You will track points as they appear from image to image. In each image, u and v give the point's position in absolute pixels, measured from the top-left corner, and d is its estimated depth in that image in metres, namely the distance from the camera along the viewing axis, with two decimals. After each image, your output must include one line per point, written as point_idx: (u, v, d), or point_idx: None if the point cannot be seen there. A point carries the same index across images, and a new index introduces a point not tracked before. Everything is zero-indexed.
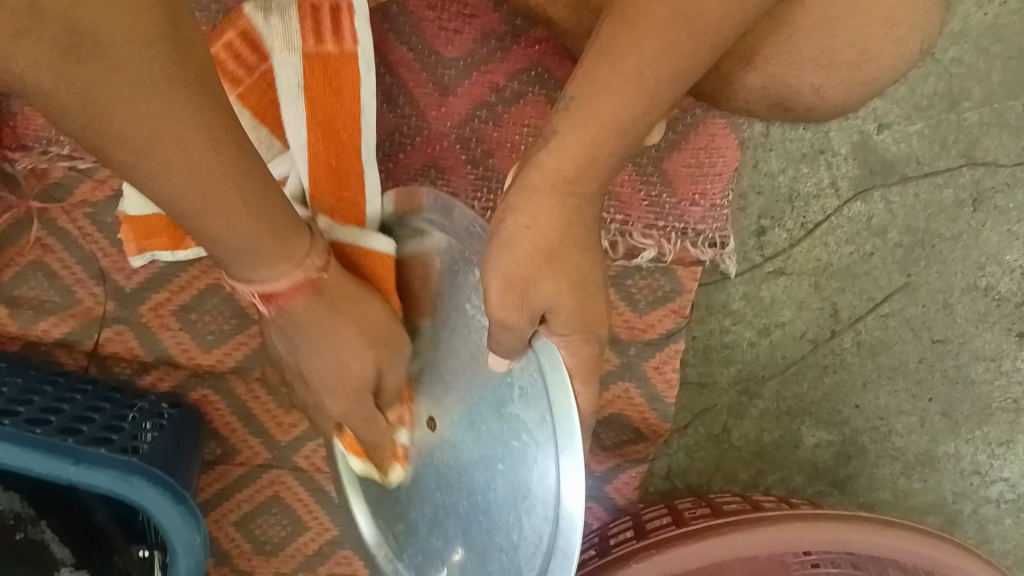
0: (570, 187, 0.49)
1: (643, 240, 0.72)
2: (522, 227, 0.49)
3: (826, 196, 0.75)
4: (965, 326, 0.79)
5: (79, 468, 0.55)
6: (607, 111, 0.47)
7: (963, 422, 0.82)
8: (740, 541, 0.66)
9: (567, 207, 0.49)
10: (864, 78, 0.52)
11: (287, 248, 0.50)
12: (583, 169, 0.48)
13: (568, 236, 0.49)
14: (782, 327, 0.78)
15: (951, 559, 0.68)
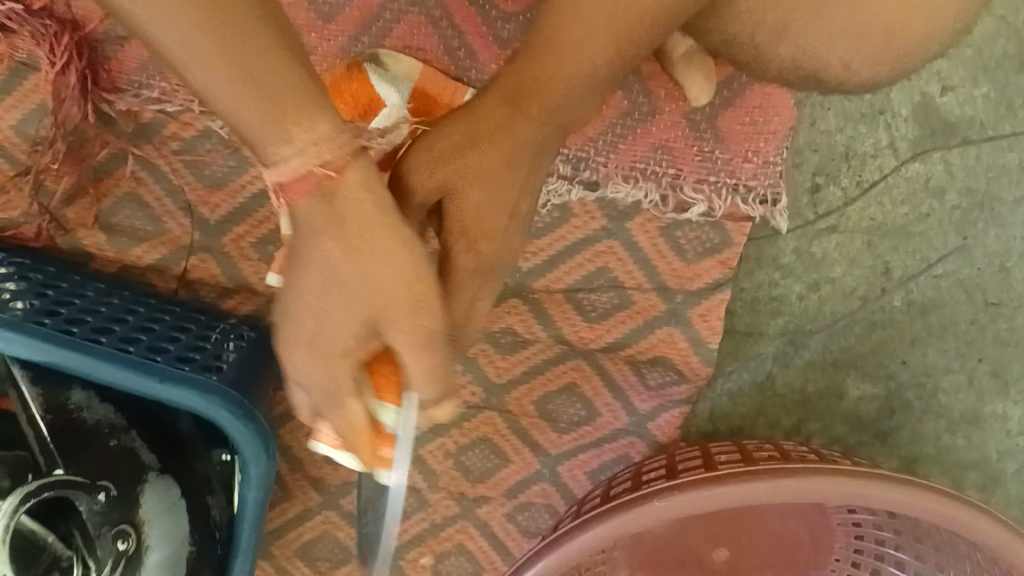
0: (519, 105, 0.54)
1: (694, 194, 0.74)
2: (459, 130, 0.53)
3: (883, 155, 0.75)
4: (1021, 290, 0.79)
5: (162, 386, 0.64)
6: (566, 38, 0.52)
7: (1012, 383, 0.83)
8: (759, 487, 0.71)
9: (510, 123, 0.54)
10: (900, 55, 0.55)
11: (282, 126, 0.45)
12: (531, 88, 0.53)
13: (501, 151, 0.53)
14: (831, 283, 0.79)
15: (967, 518, 0.70)
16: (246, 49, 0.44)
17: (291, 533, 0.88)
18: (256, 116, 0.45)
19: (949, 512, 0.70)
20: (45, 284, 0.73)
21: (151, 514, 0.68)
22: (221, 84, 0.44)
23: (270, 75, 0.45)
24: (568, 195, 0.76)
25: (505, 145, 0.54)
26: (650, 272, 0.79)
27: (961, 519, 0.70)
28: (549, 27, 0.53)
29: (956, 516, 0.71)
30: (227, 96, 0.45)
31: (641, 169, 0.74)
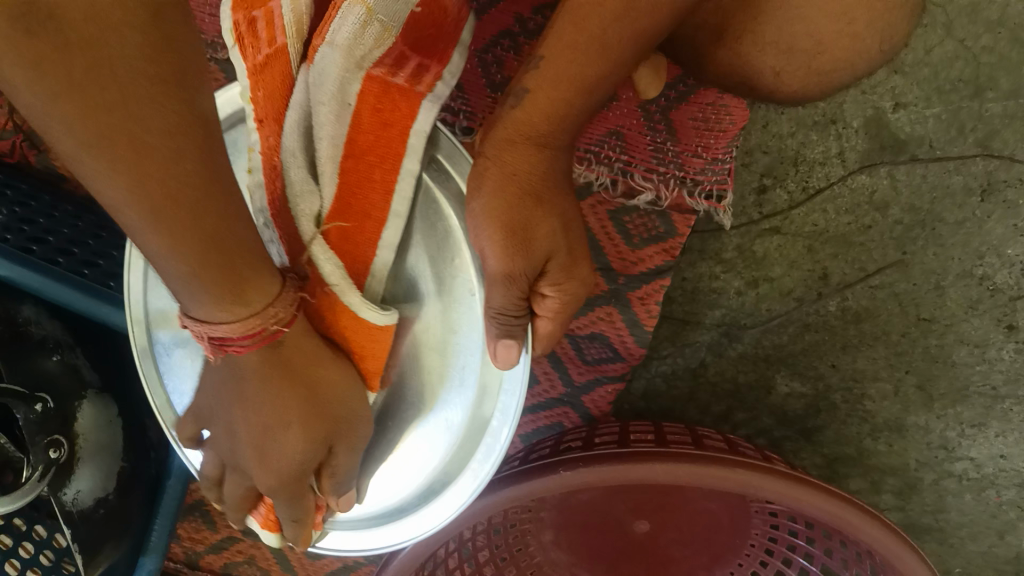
0: (543, 139, 0.57)
1: (638, 181, 0.76)
2: (498, 144, 0.57)
3: (832, 164, 0.78)
4: (955, 310, 0.81)
5: (108, 311, 0.69)
6: (573, 71, 0.54)
7: (937, 398, 0.85)
8: (658, 469, 0.74)
9: (540, 155, 0.57)
10: (826, 70, 0.59)
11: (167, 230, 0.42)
12: (554, 126, 0.57)
13: (525, 185, 0.57)
14: (770, 281, 0.81)
15: (853, 519, 0.76)
16: (157, 198, 0.40)
17: None
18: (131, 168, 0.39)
19: (838, 512, 0.75)
20: (27, 197, 0.78)
21: (85, 428, 0.72)
22: (131, 191, 0.40)
23: (142, 172, 0.39)
24: None
25: (535, 178, 0.57)
26: (596, 253, 0.80)
27: (847, 518, 0.76)
28: (560, 54, 0.54)
29: (840, 518, 0.76)
30: (161, 191, 0.40)
31: (594, 152, 0.76)
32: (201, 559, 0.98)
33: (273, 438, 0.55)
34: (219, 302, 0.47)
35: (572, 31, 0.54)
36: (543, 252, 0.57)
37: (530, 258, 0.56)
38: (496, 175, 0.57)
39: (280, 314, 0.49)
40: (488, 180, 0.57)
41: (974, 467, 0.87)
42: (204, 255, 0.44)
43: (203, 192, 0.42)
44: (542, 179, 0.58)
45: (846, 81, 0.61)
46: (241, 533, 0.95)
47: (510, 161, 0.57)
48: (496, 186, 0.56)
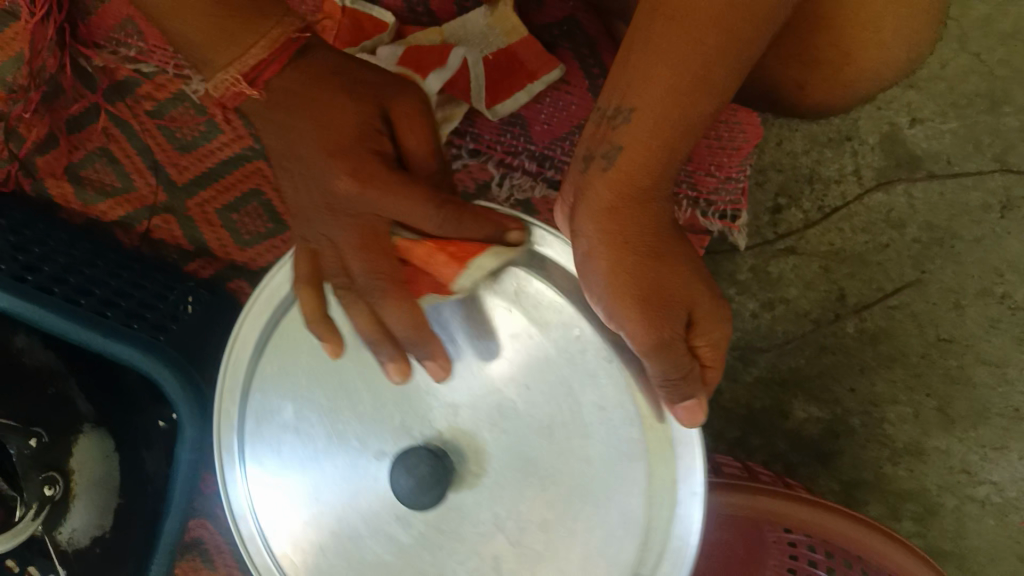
0: (649, 196, 0.48)
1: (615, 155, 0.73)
2: (593, 201, 0.48)
3: (847, 182, 0.77)
4: (974, 329, 0.79)
5: (110, 341, 0.65)
6: (664, 112, 0.45)
7: (958, 420, 0.82)
8: None
9: (651, 214, 0.48)
10: (853, 82, 0.58)
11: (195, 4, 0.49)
12: (656, 177, 0.47)
13: (643, 242, 0.47)
14: (786, 303, 0.79)
15: (879, 548, 0.75)
16: None
17: None
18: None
19: (863, 541, 0.75)
20: (22, 224, 0.75)
21: (82, 464, 0.69)
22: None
23: None
24: (531, 191, 0.74)
25: (652, 229, 0.48)
26: None
27: (872, 548, 0.75)
28: (648, 89, 0.45)
29: (863, 543, 0.75)
30: None
31: None
32: None
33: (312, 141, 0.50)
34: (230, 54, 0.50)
35: (661, 56, 0.44)
36: (687, 305, 0.47)
37: (677, 312, 0.47)
38: (602, 236, 0.47)
39: (295, 24, 0.51)
40: (601, 234, 0.47)
41: (997, 491, 0.83)
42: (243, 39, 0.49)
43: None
44: (655, 222, 0.48)
45: (872, 90, 0.60)
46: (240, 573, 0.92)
47: (622, 220, 0.47)
48: (613, 243, 0.47)
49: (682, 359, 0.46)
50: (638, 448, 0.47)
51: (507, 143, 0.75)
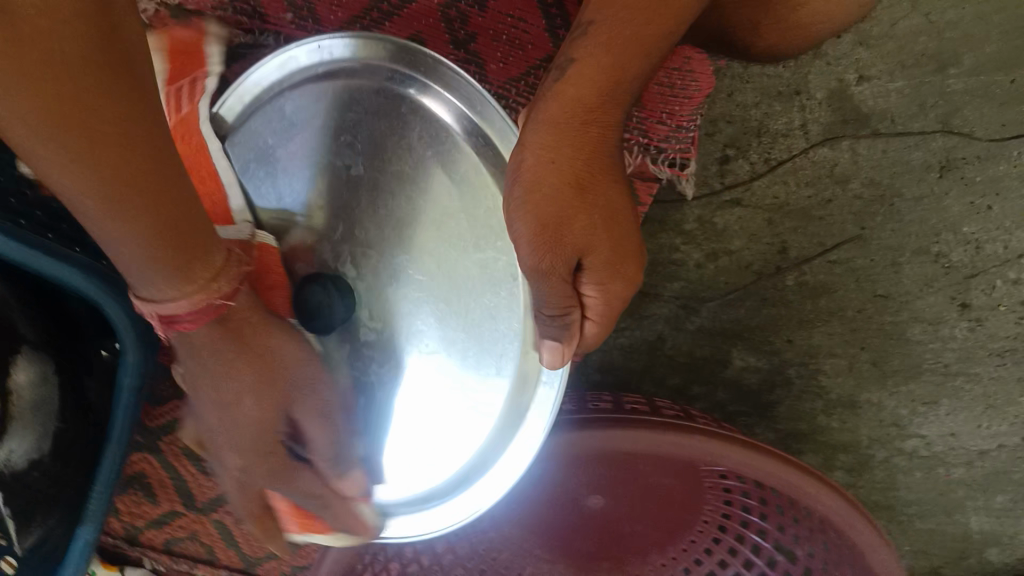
0: (590, 115, 0.55)
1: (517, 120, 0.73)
2: (535, 131, 0.55)
3: (794, 136, 0.78)
4: (910, 287, 0.82)
5: (51, 261, 0.64)
6: (621, 35, 0.54)
7: (890, 374, 0.85)
8: (619, 438, 0.74)
9: (591, 134, 0.55)
10: (805, 24, 0.59)
11: (138, 221, 0.42)
12: (603, 96, 0.55)
13: (580, 162, 0.55)
14: (730, 254, 0.81)
15: (814, 492, 0.76)
16: (127, 193, 0.40)
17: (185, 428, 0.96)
18: (78, 168, 0.38)
19: (799, 483, 0.75)
20: None
21: (20, 385, 0.69)
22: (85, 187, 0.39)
23: (133, 177, 0.40)
24: None
25: (597, 154, 0.55)
26: None
27: (805, 490, 0.75)
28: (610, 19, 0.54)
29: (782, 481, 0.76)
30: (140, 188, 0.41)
31: None
32: (168, 520, 1.01)
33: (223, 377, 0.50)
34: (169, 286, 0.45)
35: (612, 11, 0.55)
36: (574, 250, 0.54)
37: (562, 250, 0.54)
38: (530, 160, 0.55)
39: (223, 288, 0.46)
40: (530, 164, 0.55)
41: (924, 445, 0.88)
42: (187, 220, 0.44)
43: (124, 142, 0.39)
44: (585, 143, 0.55)
45: (823, 36, 0.62)
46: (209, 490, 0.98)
47: (570, 130, 0.55)
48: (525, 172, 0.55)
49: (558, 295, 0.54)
50: (513, 353, 0.62)
51: None
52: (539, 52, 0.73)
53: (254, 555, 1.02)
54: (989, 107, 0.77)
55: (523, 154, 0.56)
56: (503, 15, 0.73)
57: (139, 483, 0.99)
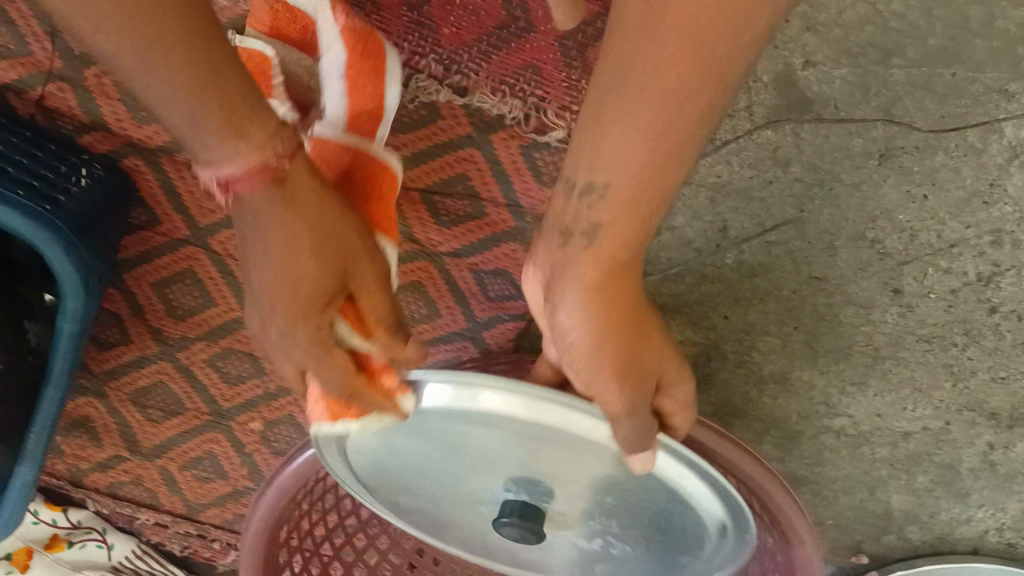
0: (622, 267, 0.51)
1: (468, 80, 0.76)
2: (571, 338, 0.54)
3: (739, 117, 0.80)
4: (845, 270, 0.84)
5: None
6: (625, 186, 0.47)
7: (822, 355, 0.88)
8: None
9: (629, 282, 0.52)
10: None
11: (234, 120, 0.47)
12: (631, 248, 0.50)
13: (627, 308, 0.53)
14: (672, 231, 0.85)
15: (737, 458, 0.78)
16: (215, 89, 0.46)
17: (127, 376, 0.96)
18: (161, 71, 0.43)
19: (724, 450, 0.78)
20: None
21: None
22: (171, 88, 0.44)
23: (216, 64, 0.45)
24: (435, 95, 0.77)
25: (626, 295, 0.53)
26: (504, 186, 0.80)
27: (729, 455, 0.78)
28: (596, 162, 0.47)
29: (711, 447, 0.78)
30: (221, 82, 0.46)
31: (508, 84, 0.75)
32: (111, 463, 1.02)
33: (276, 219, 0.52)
34: (269, 211, 0.52)
35: (613, 166, 0.47)
36: (656, 369, 0.56)
37: (641, 381, 0.55)
38: (583, 331, 0.53)
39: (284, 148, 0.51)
40: (581, 376, 0.56)
41: (851, 424, 0.92)
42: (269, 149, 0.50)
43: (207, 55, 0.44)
44: (622, 304, 0.52)
45: None
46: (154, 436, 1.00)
47: (610, 307, 0.52)
48: (587, 349, 0.54)
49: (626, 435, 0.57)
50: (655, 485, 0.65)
51: (415, 44, 0.76)
52: (492, 19, 0.75)
53: (196, 503, 1.03)
54: (930, 99, 0.78)
55: (580, 343, 0.54)
56: None
57: (83, 427, 1.00)
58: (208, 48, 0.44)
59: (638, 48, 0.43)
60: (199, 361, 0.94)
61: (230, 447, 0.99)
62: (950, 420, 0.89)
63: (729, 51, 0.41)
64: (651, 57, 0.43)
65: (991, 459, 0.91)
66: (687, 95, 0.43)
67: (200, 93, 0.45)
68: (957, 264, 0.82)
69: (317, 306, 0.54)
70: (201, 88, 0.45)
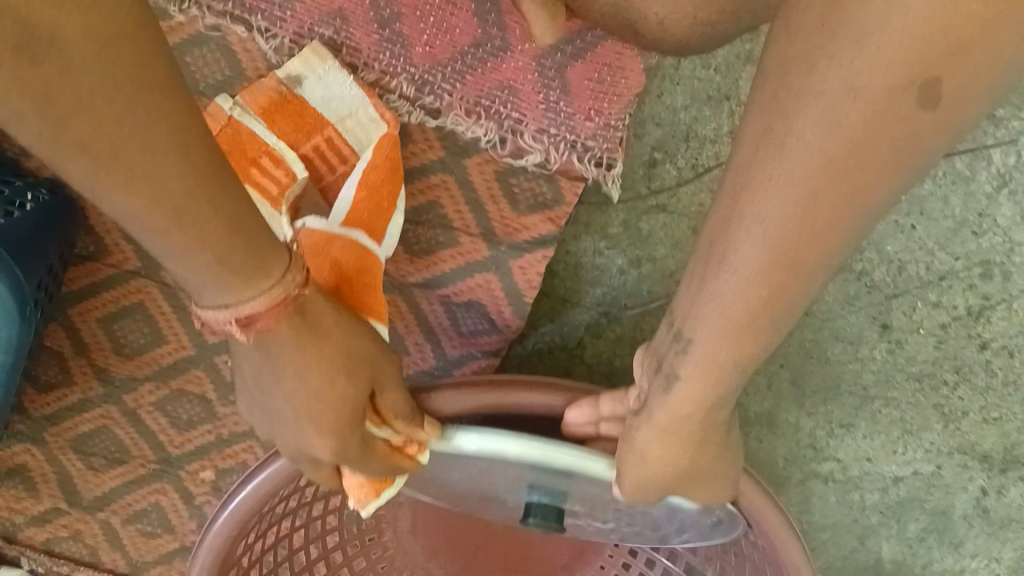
0: (740, 350, 0.53)
1: (443, 104, 0.72)
2: (642, 452, 0.62)
3: (723, 142, 0.75)
4: (832, 305, 0.81)
5: None
6: (765, 260, 0.49)
7: (809, 394, 0.85)
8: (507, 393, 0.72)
9: (736, 363, 0.54)
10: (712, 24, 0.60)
11: (196, 216, 0.44)
12: (757, 333, 0.52)
13: (725, 381, 0.55)
14: (653, 261, 0.79)
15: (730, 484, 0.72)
16: (173, 180, 0.41)
17: (68, 420, 0.89)
18: (105, 163, 0.38)
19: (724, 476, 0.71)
20: None
21: None
22: (126, 191, 0.40)
23: (162, 158, 0.40)
24: (406, 117, 0.73)
25: (740, 360, 0.54)
26: (479, 215, 0.76)
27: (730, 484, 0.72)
28: (732, 239, 0.50)
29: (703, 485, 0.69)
30: (178, 175, 0.41)
31: (484, 105, 0.71)
32: (48, 518, 0.94)
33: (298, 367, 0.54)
34: (238, 289, 0.49)
35: (764, 225, 0.48)
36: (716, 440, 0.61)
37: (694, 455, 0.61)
38: (701, 377, 0.56)
39: (295, 278, 0.51)
40: (652, 449, 0.62)
41: (841, 469, 0.89)
42: (227, 245, 0.46)
43: (141, 122, 0.38)
44: (729, 365, 0.54)
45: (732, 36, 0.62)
46: (95, 486, 0.92)
47: (715, 387, 0.56)
48: (709, 364, 0.54)
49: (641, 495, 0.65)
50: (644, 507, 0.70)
51: (384, 64, 0.71)
52: (466, 37, 0.70)
53: (140, 561, 0.96)
54: None
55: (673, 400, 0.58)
56: None
57: (17, 477, 0.92)
58: (155, 144, 0.39)
59: (789, 130, 0.46)
60: (148, 403, 0.88)
61: (177, 499, 0.93)
62: (941, 463, 0.86)
63: (902, 119, 0.43)
64: (811, 129, 0.45)
65: (985, 505, 0.87)
66: (856, 150, 0.44)
67: (150, 189, 0.41)
68: (947, 297, 0.80)
69: (348, 425, 0.58)
70: (148, 184, 0.40)
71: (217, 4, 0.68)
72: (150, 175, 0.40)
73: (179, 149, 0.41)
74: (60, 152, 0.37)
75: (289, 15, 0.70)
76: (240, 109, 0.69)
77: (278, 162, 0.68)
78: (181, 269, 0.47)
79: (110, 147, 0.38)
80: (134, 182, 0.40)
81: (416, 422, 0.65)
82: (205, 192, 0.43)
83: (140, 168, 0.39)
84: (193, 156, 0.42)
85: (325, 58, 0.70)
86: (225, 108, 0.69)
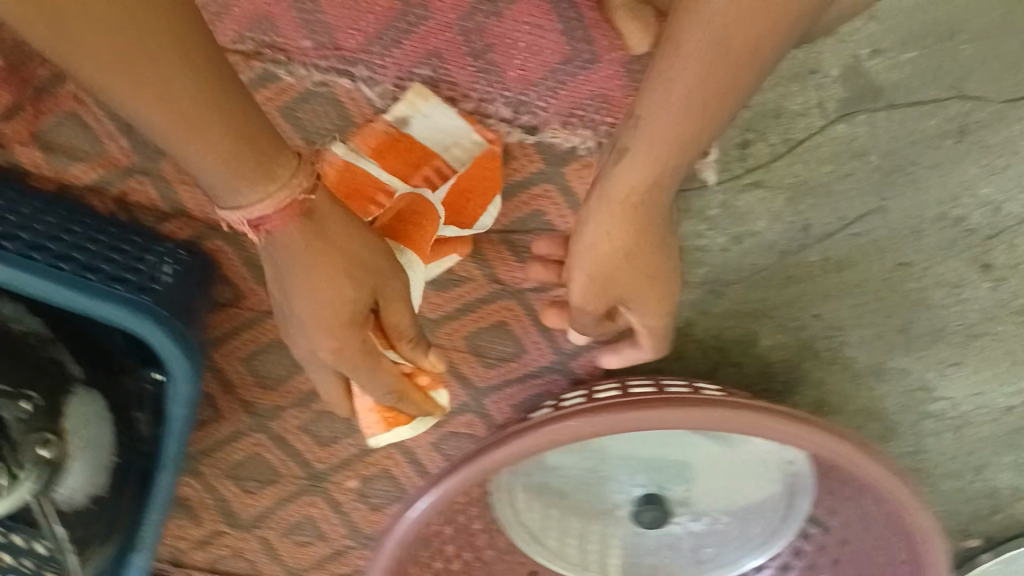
0: (678, 144, 0.56)
1: (544, 120, 0.75)
2: (589, 243, 0.62)
3: (811, 115, 0.79)
4: (932, 252, 0.83)
5: (110, 306, 0.65)
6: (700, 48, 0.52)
7: (916, 339, 0.87)
8: (649, 416, 0.73)
9: (665, 152, 0.57)
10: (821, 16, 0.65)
11: (199, 120, 0.47)
12: (685, 124, 0.55)
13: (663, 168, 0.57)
14: (753, 237, 0.82)
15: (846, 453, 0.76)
16: (175, 87, 0.45)
17: (222, 451, 0.96)
18: (103, 60, 0.42)
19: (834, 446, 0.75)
20: None
21: (74, 425, 0.70)
22: (125, 87, 0.43)
23: (163, 59, 0.43)
24: (505, 137, 0.76)
25: (674, 151, 0.56)
26: None
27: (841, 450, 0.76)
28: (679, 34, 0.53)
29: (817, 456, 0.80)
30: (181, 80, 0.45)
31: (579, 114, 0.74)
32: (212, 541, 1.01)
33: (328, 282, 0.56)
34: (250, 190, 0.51)
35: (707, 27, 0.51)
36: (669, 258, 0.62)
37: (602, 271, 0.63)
38: (639, 160, 0.57)
39: (302, 183, 0.54)
40: (586, 241, 0.62)
41: (952, 407, 0.90)
42: (229, 146, 0.49)
43: (140, 20, 0.41)
44: (662, 159, 0.57)
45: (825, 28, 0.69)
46: (250, 506, 0.99)
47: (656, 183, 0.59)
48: (653, 150, 0.57)
49: (594, 308, 0.66)
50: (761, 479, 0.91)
51: (481, 91, 0.75)
52: (556, 55, 0.74)
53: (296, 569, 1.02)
54: (1000, 70, 0.78)
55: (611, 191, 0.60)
56: (517, 22, 0.73)
57: (181, 507, 1.00)
58: (157, 41, 0.42)
59: None
60: (294, 427, 0.94)
61: (328, 509, 0.99)
62: None
63: None
64: None
65: None
66: None
67: (148, 96, 0.44)
68: None
69: (343, 326, 0.58)
70: (145, 87, 0.44)
71: (323, 62, 0.73)
72: (150, 79, 0.44)
73: (180, 55, 0.44)
74: (55, 43, 0.41)
75: (388, 61, 0.74)
76: (354, 154, 0.73)
77: (392, 195, 0.71)
78: (184, 160, 0.49)
79: (108, 39, 0.41)
80: (132, 80, 0.43)
81: (420, 348, 0.65)
82: (212, 98, 0.47)
83: (134, 70, 0.43)
84: (196, 58, 0.45)
85: (428, 97, 0.74)
86: (342, 155, 0.73)
